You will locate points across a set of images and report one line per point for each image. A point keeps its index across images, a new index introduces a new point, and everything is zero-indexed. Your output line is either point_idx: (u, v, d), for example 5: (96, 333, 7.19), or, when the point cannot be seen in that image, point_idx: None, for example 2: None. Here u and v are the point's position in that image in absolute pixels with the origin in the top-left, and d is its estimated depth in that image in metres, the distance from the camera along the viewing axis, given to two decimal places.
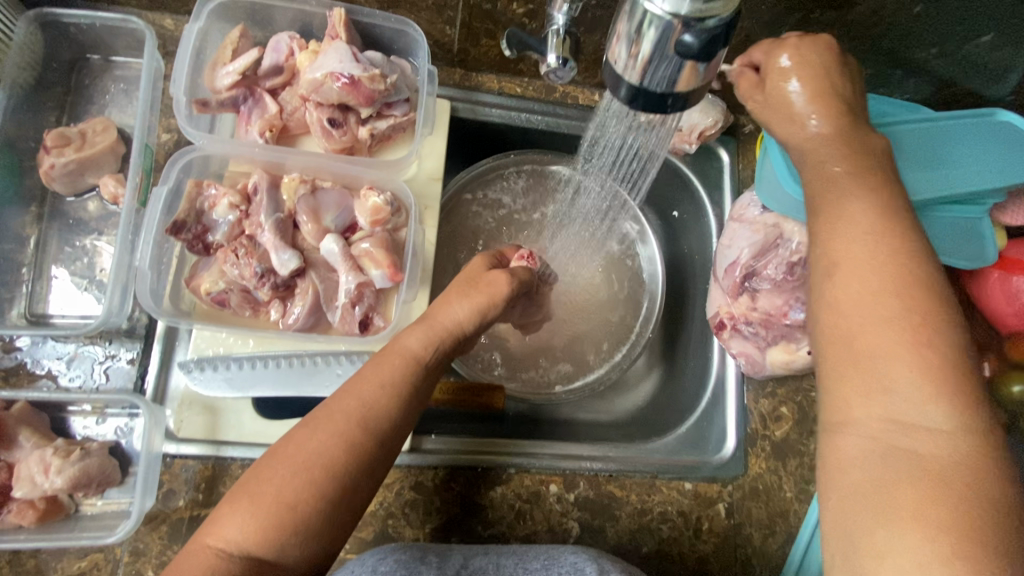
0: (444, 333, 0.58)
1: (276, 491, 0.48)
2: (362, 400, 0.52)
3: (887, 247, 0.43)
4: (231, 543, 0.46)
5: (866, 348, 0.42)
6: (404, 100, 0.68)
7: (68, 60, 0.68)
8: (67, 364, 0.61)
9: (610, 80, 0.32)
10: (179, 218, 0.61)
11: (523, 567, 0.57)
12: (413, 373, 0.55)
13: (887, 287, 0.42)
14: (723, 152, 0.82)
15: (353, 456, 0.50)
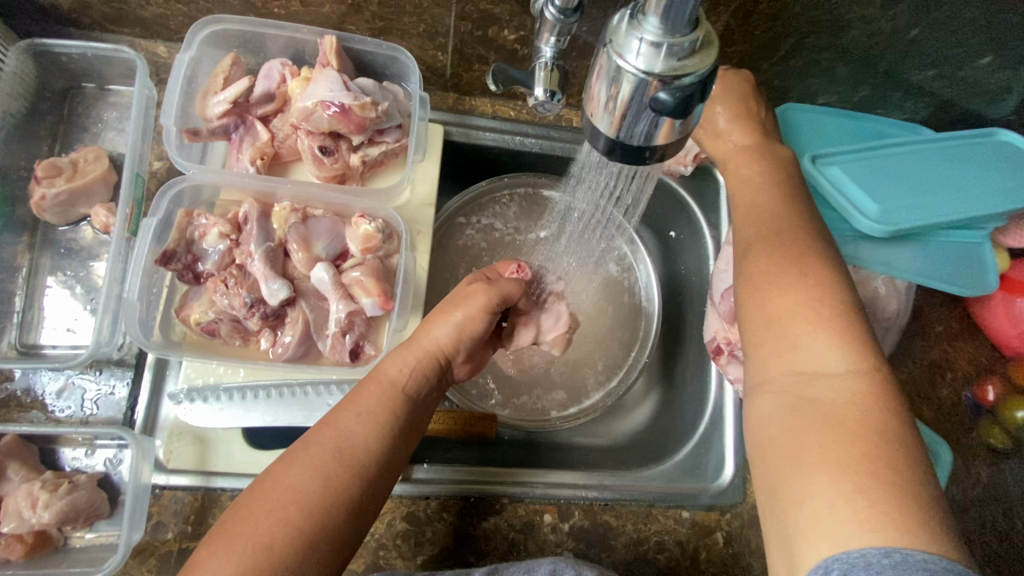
0: (423, 356, 0.59)
1: (255, 532, 0.47)
2: (342, 432, 0.53)
3: (785, 228, 0.50)
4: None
5: (775, 311, 0.46)
6: (395, 126, 0.68)
7: (61, 89, 0.68)
8: (57, 395, 0.61)
9: (588, 131, 0.31)
10: (169, 248, 0.60)
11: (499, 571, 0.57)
12: (390, 400, 0.56)
13: (792, 259, 0.47)
14: (720, 173, 0.81)
15: (333, 490, 0.50)
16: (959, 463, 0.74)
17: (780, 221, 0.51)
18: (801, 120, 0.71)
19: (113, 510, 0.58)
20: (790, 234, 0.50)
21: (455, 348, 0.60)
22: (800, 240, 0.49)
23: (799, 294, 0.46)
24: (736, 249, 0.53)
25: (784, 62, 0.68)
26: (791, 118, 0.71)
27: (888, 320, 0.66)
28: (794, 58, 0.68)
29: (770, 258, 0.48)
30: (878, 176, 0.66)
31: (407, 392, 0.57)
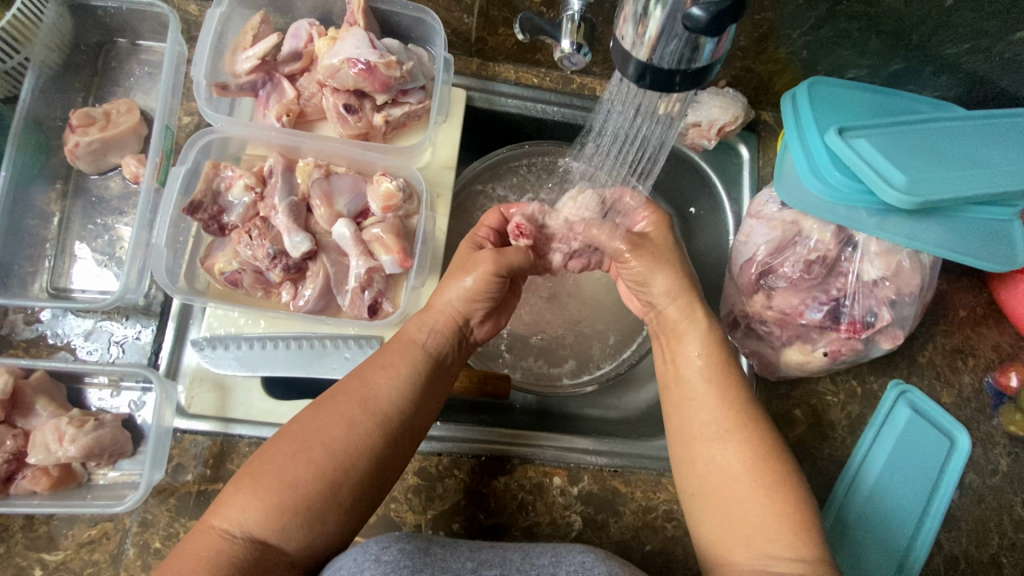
0: (445, 317, 0.60)
1: (281, 472, 0.49)
2: (367, 383, 0.54)
3: (733, 403, 0.56)
4: (234, 524, 0.47)
5: (731, 496, 0.53)
6: (419, 87, 0.68)
7: (95, 43, 0.70)
8: (85, 337, 0.63)
9: (619, 58, 0.32)
10: (196, 198, 0.62)
11: (529, 563, 0.51)
12: (413, 355, 0.57)
13: (739, 450, 0.54)
14: (744, 148, 0.80)
15: (356, 438, 0.51)
16: (978, 451, 0.73)
17: (708, 374, 0.57)
18: (827, 93, 0.70)
19: (136, 450, 0.60)
20: (683, 357, 0.59)
21: (475, 305, 0.61)
22: (744, 432, 0.55)
23: (748, 472, 0.53)
24: (671, 426, 0.58)
25: (814, 31, 0.67)
26: (817, 92, 0.70)
27: (908, 293, 0.66)
28: (824, 28, 0.67)
29: (721, 445, 0.55)
30: (909, 148, 0.65)
31: (428, 349, 0.58)
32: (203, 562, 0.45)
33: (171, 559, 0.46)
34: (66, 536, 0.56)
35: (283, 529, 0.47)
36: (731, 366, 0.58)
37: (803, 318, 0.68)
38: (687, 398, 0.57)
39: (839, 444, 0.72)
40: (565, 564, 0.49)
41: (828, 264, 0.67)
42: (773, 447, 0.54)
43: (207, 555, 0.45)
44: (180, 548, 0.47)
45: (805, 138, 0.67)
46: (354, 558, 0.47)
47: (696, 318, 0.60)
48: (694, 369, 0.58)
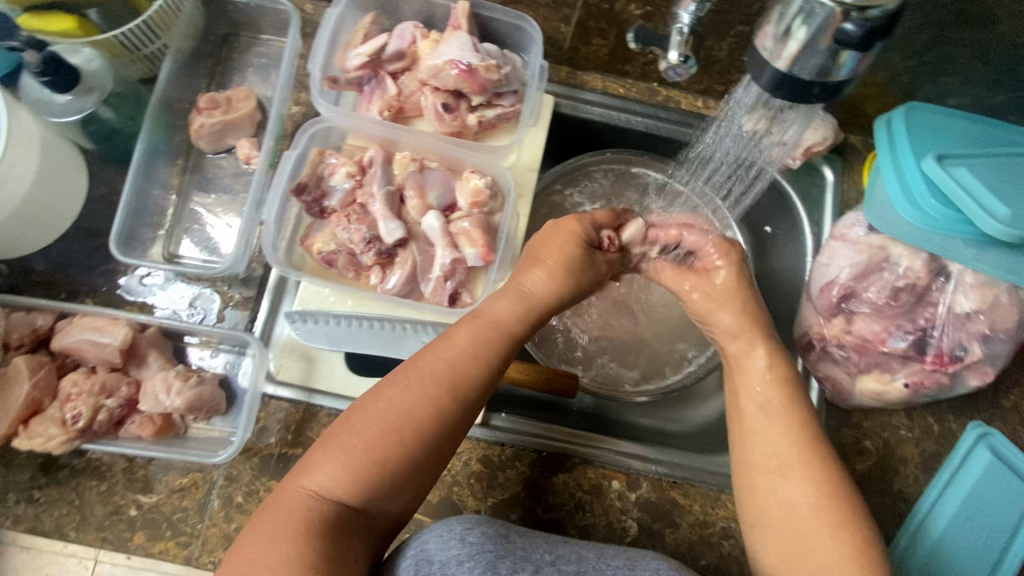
0: (518, 302, 0.61)
1: (369, 442, 0.50)
2: (454, 362, 0.55)
3: (797, 440, 0.55)
4: (322, 489, 0.49)
5: (797, 533, 0.52)
6: (512, 91, 0.71)
7: (222, 34, 0.76)
8: (191, 301, 0.68)
9: (755, 66, 0.36)
10: (303, 181, 0.67)
11: (604, 562, 0.54)
12: (492, 340, 0.57)
13: (807, 488, 0.53)
14: (828, 171, 0.78)
15: (440, 417, 0.52)
16: None
17: (766, 412, 0.57)
18: (926, 118, 0.68)
19: (228, 408, 0.65)
20: (739, 387, 0.60)
21: (547, 300, 0.62)
22: (809, 469, 0.54)
23: (815, 513, 0.52)
24: (736, 455, 0.58)
25: (916, 57, 0.66)
26: (912, 117, 0.67)
27: (1001, 330, 0.64)
28: (929, 52, 0.65)
29: (796, 481, 0.53)
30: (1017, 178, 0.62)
31: (507, 335, 0.58)
32: (295, 525, 0.47)
33: (257, 517, 0.49)
34: (160, 481, 0.61)
35: (369, 497, 0.50)
36: (795, 406, 0.57)
37: (885, 346, 0.66)
38: (749, 432, 0.57)
39: (910, 481, 0.69)
40: (641, 567, 0.53)
41: (917, 292, 0.66)
42: (841, 489, 0.53)
43: (297, 515, 0.47)
44: (266, 505, 0.49)
45: (899, 161, 0.65)
46: (441, 535, 0.53)
47: (760, 352, 0.60)
48: (758, 400, 0.58)
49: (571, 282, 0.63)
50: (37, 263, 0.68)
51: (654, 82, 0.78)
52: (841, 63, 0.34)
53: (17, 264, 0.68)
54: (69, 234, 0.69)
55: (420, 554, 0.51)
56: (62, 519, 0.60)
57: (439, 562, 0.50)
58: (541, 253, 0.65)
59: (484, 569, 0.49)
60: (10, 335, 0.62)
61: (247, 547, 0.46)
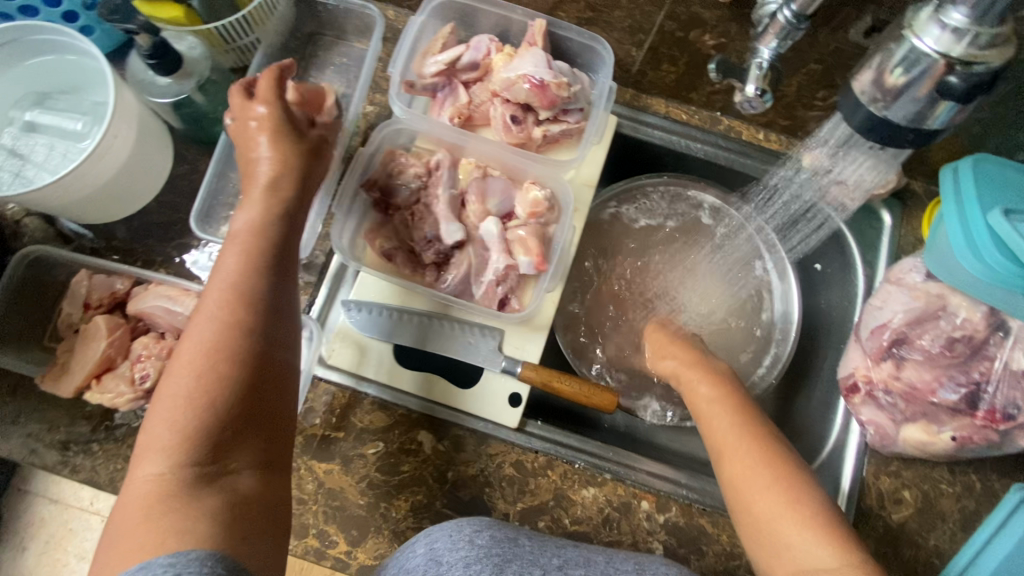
0: (268, 194, 0.54)
1: (180, 395, 0.45)
2: (219, 279, 0.50)
3: (732, 415, 0.60)
4: (157, 466, 0.43)
5: (747, 498, 0.55)
6: (579, 109, 0.73)
7: (308, 32, 0.81)
8: None
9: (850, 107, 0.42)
10: (373, 176, 0.70)
11: (614, 567, 0.57)
12: (248, 241, 0.52)
13: (745, 455, 0.57)
14: (886, 215, 0.77)
15: (240, 330, 0.48)
16: None
17: (708, 405, 0.62)
18: (989, 172, 0.64)
19: None
20: (683, 383, 0.66)
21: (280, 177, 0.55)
22: (755, 440, 0.57)
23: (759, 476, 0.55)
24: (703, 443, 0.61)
25: (991, 108, 0.66)
26: (980, 168, 0.64)
27: None
28: (1004, 106, 0.65)
29: (734, 452, 0.57)
30: None
31: (258, 227, 0.53)
32: (148, 507, 0.42)
33: (108, 529, 0.43)
34: None
35: (209, 447, 0.44)
36: (737, 393, 0.63)
37: (935, 396, 0.65)
38: (704, 413, 0.62)
39: (946, 536, 0.67)
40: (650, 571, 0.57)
41: (973, 345, 0.65)
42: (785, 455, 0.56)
43: (148, 502, 0.43)
44: (114, 514, 0.44)
45: (964, 209, 0.63)
46: (450, 535, 0.57)
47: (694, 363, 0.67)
48: (697, 392, 0.64)
49: (311, 155, 0.57)
50: (120, 231, 0.74)
51: (718, 111, 0.79)
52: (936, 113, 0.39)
53: (102, 230, 0.73)
54: (151, 206, 0.75)
55: (430, 553, 0.57)
56: (115, 474, 0.64)
57: (447, 563, 0.56)
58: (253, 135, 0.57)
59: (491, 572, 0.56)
60: (91, 295, 0.67)
61: (104, 556, 0.41)
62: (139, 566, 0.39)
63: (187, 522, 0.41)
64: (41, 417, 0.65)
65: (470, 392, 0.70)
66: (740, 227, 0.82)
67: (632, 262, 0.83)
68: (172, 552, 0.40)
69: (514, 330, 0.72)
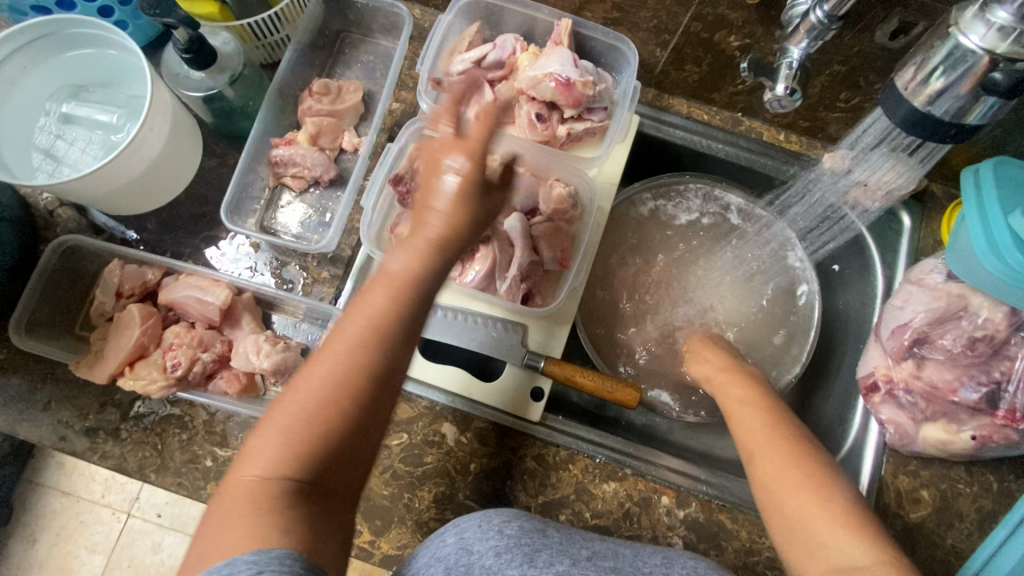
0: (432, 248, 0.50)
1: (302, 413, 0.47)
2: (359, 320, 0.49)
3: (761, 417, 0.62)
4: (262, 472, 0.45)
5: (776, 497, 0.56)
6: (603, 108, 0.74)
7: (336, 31, 0.82)
8: (281, 274, 0.73)
9: (892, 103, 0.43)
10: (400, 171, 0.70)
11: (641, 561, 0.57)
12: (402, 289, 0.50)
13: (775, 459, 0.57)
14: (906, 217, 0.78)
15: (366, 374, 0.48)
16: None
17: (739, 403, 0.64)
18: (1015, 172, 0.65)
19: None
20: (715, 381, 0.69)
21: (442, 230, 0.51)
22: (792, 442, 0.58)
23: (784, 469, 0.56)
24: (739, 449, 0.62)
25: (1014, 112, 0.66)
26: (1002, 170, 0.65)
27: None
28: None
29: (763, 457, 0.58)
30: None
31: (415, 278, 0.50)
32: (247, 510, 0.44)
33: (206, 514, 0.46)
34: (237, 438, 0.65)
35: (314, 468, 0.47)
36: (769, 397, 0.65)
37: (955, 396, 0.66)
38: (738, 416, 0.64)
39: (964, 536, 0.68)
40: (678, 566, 0.56)
41: (994, 344, 0.65)
42: (817, 457, 0.57)
43: (245, 503, 0.45)
44: (213, 503, 0.46)
45: (984, 211, 0.63)
46: (479, 525, 0.57)
47: (732, 367, 0.69)
48: (733, 397, 0.66)
49: (489, 216, 0.54)
50: (150, 223, 0.75)
51: (740, 112, 0.80)
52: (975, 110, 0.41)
53: (132, 222, 0.75)
54: (180, 199, 0.76)
55: (460, 542, 0.56)
56: (144, 461, 0.65)
57: (477, 552, 0.55)
58: (437, 174, 0.52)
59: (521, 562, 0.54)
60: (123, 285, 0.68)
61: (201, 544, 0.43)
62: (225, 562, 0.40)
63: (281, 536, 0.43)
64: (71, 404, 0.66)
65: (492, 386, 0.71)
66: (762, 227, 0.82)
67: (652, 261, 0.84)
68: (256, 551, 0.41)
69: (535, 325, 0.73)
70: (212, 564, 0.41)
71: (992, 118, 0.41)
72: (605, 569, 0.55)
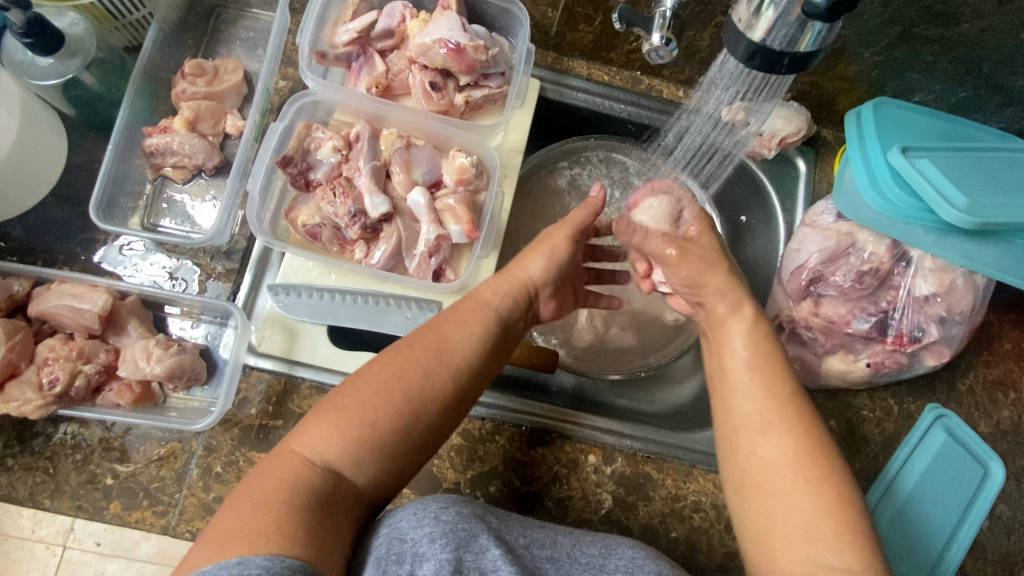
0: (512, 273, 0.61)
1: (361, 409, 0.49)
2: (442, 336, 0.54)
3: (768, 388, 0.52)
4: (315, 453, 0.47)
5: (769, 488, 0.48)
6: (499, 73, 0.72)
7: (209, 6, 0.76)
8: (171, 274, 0.68)
9: (732, 37, 0.41)
10: (288, 154, 0.67)
11: (579, 548, 0.53)
12: (476, 309, 0.57)
13: (781, 442, 0.49)
14: (801, 163, 0.81)
15: (431, 386, 0.51)
16: (1013, 484, 0.71)
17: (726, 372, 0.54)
18: (894, 114, 0.69)
19: (209, 378, 0.65)
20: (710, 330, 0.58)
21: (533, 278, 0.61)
22: (797, 421, 0.50)
23: (782, 454, 0.49)
24: (737, 422, 0.52)
25: (887, 52, 0.67)
26: (881, 111, 0.69)
27: (958, 313, 0.68)
28: (896, 49, 0.66)
29: (766, 438, 0.50)
30: (969, 175, 0.64)
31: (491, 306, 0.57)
32: (285, 489, 0.45)
33: (248, 480, 0.47)
34: (137, 451, 0.61)
35: (357, 467, 0.48)
36: (777, 355, 0.54)
37: (850, 327, 0.70)
38: (733, 388, 0.53)
39: (871, 458, 0.72)
40: (615, 557, 0.52)
41: (880, 276, 0.69)
42: (825, 443, 0.49)
43: (286, 478, 0.46)
44: (258, 470, 0.48)
45: (867, 152, 0.67)
46: (414, 513, 0.49)
47: (744, 311, 0.56)
48: (735, 355, 0.54)
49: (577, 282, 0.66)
50: (14, 229, 0.68)
51: (638, 70, 0.80)
52: (807, 36, 0.39)
53: None
54: (47, 201, 0.69)
55: (393, 533, 0.48)
56: (35, 487, 0.60)
57: (410, 541, 0.47)
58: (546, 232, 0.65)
59: (456, 547, 0.47)
60: None
61: (231, 513, 0.44)
62: (239, 560, 0.39)
63: (309, 534, 0.43)
64: None
65: None
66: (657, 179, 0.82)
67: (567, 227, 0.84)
68: (269, 556, 0.40)
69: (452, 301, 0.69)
70: (230, 549, 0.41)
71: (825, 40, 0.39)
72: (542, 559, 0.51)
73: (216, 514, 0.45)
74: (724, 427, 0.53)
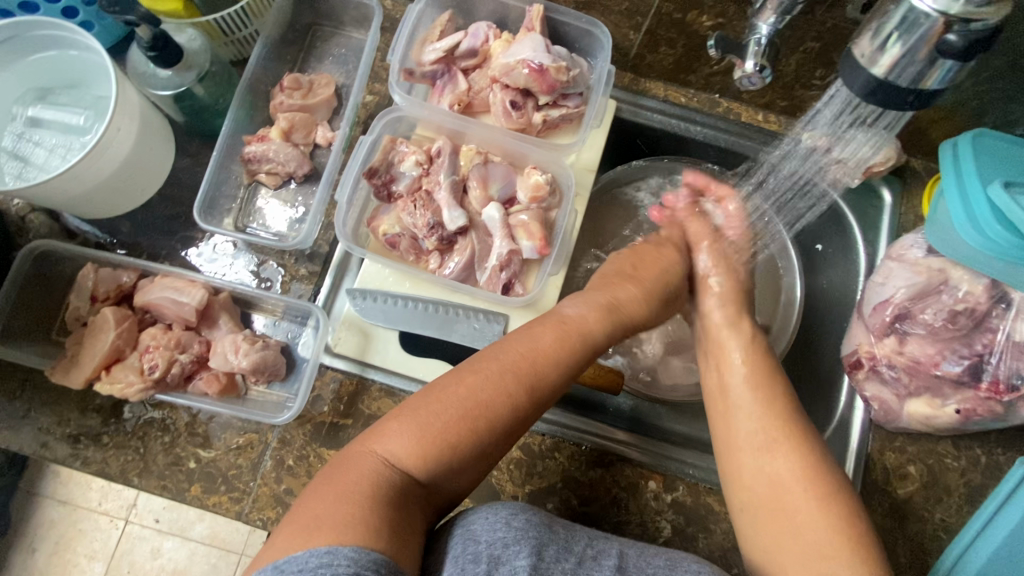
0: (603, 305, 0.63)
1: (442, 424, 0.51)
2: (529, 359, 0.56)
3: (773, 408, 0.60)
4: (392, 456, 0.50)
5: (782, 504, 0.56)
6: (578, 94, 0.73)
7: (306, 24, 0.81)
8: (258, 273, 0.72)
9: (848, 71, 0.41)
10: (374, 165, 0.71)
11: (645, 560, 0.52)
12: (569, 334, 0.59)
13: (791, 462, 0.57)
14: (886, 193, 0.78)
15: (513, 411, 0.54)
16: None
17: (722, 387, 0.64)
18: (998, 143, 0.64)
19: (287, 374, 0.69)
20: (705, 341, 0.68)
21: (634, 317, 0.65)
22: (803, 441, 0.58)
23: (793, 472, 0.56)
24: (751, 441, 0.59)
25: (991, 82, 0.64)
26: (980, 145, 0.64)
27: None
28: (1003, 79, 0.63)
29: (776, 457, 0.57)
30: None
31: (588, 334, 0.60)
32: (366, 488, 0.47)
33: (324, 476, 0.49)
34: (219, 438, 0.65)
35: (430, 479, 0.51)
36: (772, 370, 0.63)
37: (937, 369, 0.66)
38: (732, 405, 0.62)
39: (953, 510, 0.67)
40: (683, 567, 0.51)
41: (975, 318, 0.65)
42: (829, 468, 0.56)
43: (367, 476, 0.48)
44: (334, 467, 0.50)
45: (963, 179, 0.62)
46: (486, 517, 0.50)
47: (740, 326, 0.66)
48: (737, 373, 0.63)
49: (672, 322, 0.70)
50: (124, 225, 0.74)
51: (717, 93, 0.79)
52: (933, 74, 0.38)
53: (107, 225, 0.74)
54: (154, 200, 0.75)
55: (466, 535, 0.49)
56: (126, 465, 0.64)
57: (484, 544, 0.48)
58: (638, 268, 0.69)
59: (531, 554, 0.47)
60: (97, 289, 0.68)
61: (311, 502, 0.47)
62: (330, 548, 0.41)
63: (393, 532, 0.45)
64: (51, 410, 0.65)
65: None
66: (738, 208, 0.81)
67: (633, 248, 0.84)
68: (356, 547, 0.42)
69: (518, 315, 0.70)
70: (314, 538, 0.43)
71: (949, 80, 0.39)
72: (608, 567, 0.49)
73: (297, 502, 0.48)
74: (733, 448, 0.60)
